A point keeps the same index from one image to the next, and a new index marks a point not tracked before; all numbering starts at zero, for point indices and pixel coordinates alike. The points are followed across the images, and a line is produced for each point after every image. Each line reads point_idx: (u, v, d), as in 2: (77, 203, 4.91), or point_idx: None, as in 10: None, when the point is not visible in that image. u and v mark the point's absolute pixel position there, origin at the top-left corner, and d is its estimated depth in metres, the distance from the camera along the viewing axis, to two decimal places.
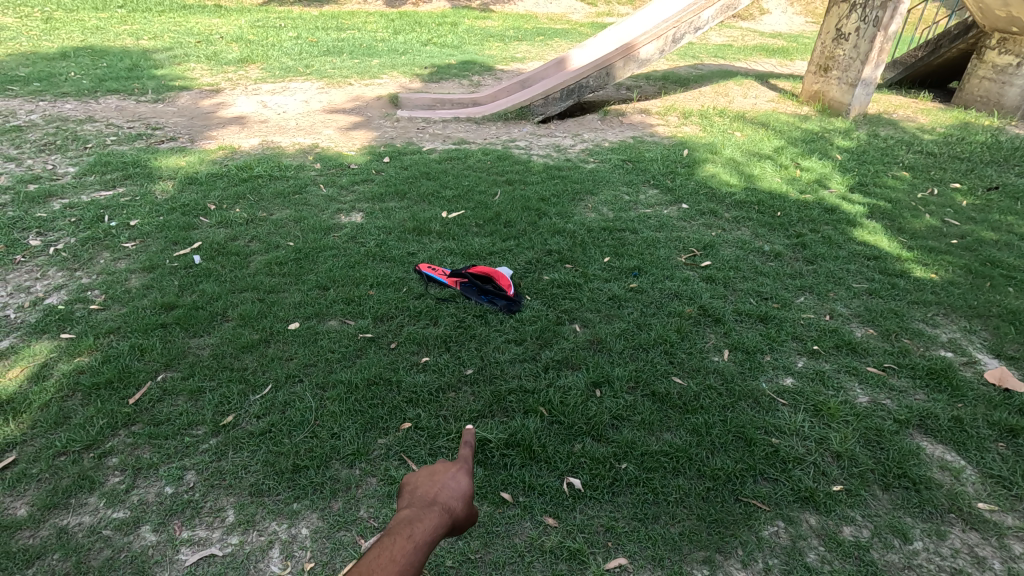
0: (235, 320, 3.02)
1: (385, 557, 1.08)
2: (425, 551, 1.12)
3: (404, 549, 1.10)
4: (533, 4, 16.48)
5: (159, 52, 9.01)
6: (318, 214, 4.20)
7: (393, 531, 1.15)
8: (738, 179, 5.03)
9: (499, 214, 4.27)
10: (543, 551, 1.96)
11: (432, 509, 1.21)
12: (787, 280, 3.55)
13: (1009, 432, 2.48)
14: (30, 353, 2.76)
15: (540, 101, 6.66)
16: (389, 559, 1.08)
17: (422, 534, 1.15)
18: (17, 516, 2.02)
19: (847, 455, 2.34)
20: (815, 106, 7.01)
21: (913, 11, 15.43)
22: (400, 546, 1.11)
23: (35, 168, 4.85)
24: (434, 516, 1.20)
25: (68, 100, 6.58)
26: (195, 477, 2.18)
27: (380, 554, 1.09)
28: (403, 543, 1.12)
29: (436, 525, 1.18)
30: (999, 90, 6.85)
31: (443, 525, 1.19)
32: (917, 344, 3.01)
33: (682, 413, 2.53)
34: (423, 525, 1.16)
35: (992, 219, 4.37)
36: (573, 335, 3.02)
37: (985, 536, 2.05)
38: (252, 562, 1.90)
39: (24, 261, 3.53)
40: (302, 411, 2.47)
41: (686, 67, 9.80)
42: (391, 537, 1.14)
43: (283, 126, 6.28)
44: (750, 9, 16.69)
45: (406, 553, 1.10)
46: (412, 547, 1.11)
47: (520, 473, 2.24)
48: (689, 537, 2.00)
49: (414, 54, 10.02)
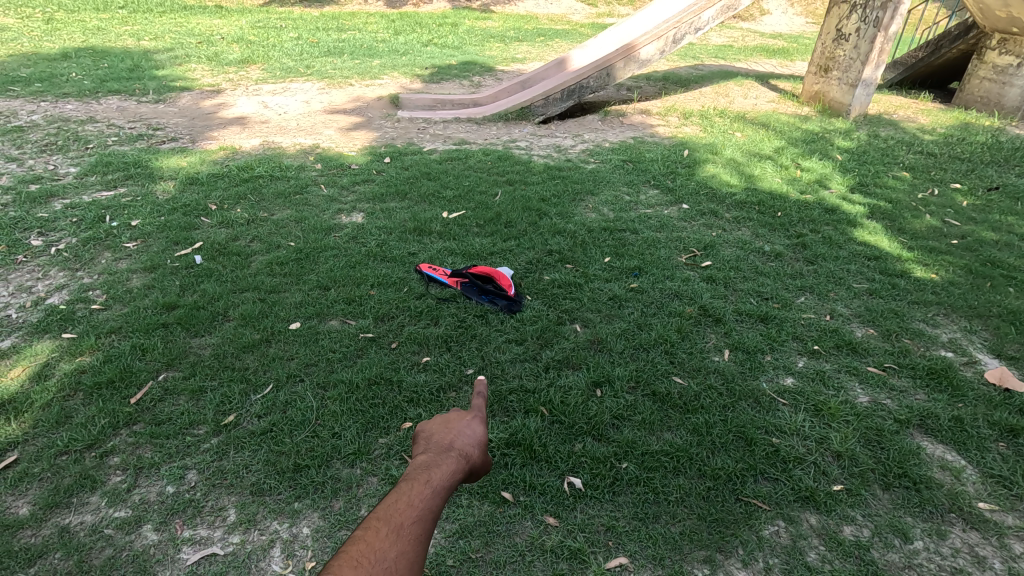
0: (236, 320, 3.02)
1: (404, 501, 1.09)
2: (443, 495, 1.13)
3: (423, 492, 1.11)
4: (533, 5, 16.50)
5: (160, 52, 9.02)
6: (319, 214, 4.21)
7: (411, 475, 1.16)
8: (738, 179, 5.04)
9: (499, 214, 4.27)
10: (544, 551, 1.96)
11: (448, 455, 1.23)
12: (787, 280, 3.55)
13: (1010, 432, 2.48)
14: (31, 353, 2.77)
15: (540, 101, 6.66)
16: (408, 502, 1.09)
17: (440, 478, 1.16)
18: (19, 515, 2.03)
19: (847, 455, 2.34)
20: (815, 107, 7.02)
21: (913, 12, 15.45)
22: (419, 489, 1.12)
23: (36, 168, 4.86)
24: (452, 462, 1.21)
25: (70, 100, 6.59)
26: (196, 476, 2.19)
27: (400, 497, 1.10)
28: (422, 487, 1.12)
29: (454, 470, 1.20)
30: (1000, 91, 6.85)
31: (460, 470, 1.21)
32: (917, 344, 3.01)
33: (682, 413, 2.54)
34: (441, 470, 1.18)
35: (993, 219, 4.37)
36: (573, 335, 3.02)
37: (986, 536, 2.05)
38: (253, 561, 1.90)
39: (26, 261, 3.54)
40: (303, 411, 2.48)
41: (687, 68, 9.80)
42: (409, 481, 1.14)
43: (284, 126, 6.28)
44: (750, 10, 16.69)
45: (426, 496, 1.10)
46: (430, 491, 1.12)
47: (520, 473, 2.24)
48: (689, 536, 2.01)
49: (414, 54, 10.04)
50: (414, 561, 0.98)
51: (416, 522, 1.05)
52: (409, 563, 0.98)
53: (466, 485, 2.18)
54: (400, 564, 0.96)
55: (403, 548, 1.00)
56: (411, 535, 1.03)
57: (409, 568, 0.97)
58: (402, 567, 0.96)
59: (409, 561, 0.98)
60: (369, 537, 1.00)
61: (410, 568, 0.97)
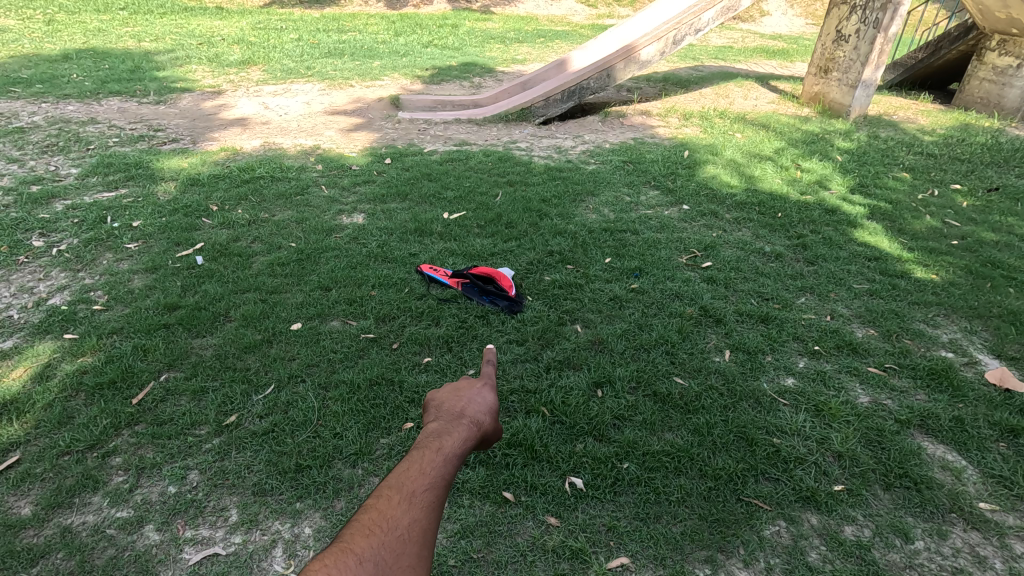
0: (238, 320, 3.03)
1: (415, 470, 1.18)
2: (452, 464, 1.23)
3: (433, 462, 1.21)
4: (534, 6, 16.53)
5: (161, 54, 9.04)
6: (320, 215, 4.21)
7: (422, 446, 1.26)
8: (739, 180, 5.04)
9: (500, 215, 4.28)
10: (546, 550, 1.97)
11: (456, 427, 1.34)
12: (788, 281, 3.56)
13: (1010, 432, 2.48)
14: (33, 353, 2.77)
15: (541, 102, 6.67)
16: (419, 472, 1.18)
17: (449, 449, 1.26)
18: (21, 515, 2.03)
19: (848, 455, 2.34)
20: (815, 108, 7.04)
21: (913, 14, 15.48)
22: (429, 459, 1.22)
23: (38, 169, 4.87)
24: (459, 433, 1.32)
25: (71, 102, 6.60)
26: (198, 476, 2.19)
27: (412, 467, 1.19)
28: (432, 457, 1.23)
29: (462, 439, 1.31)
30: (1000, 92, 6.86)
31: (468, 440, 1.32)
32: (918, 344, 3.02)
33: (683, 413, 2.54)
34: (450, 441, 1.29)
35: (993, 219, 4.37)
36: (574, 335, 3.03)
37: (986, 535, 2.05)
38: (255, 561, 1.91)
39: (28, 262, 3.55)
40: (305, 411, 2.48)
41: (687, 69, 9.82)
42: (420, 452, 1.25)
43: (285, 127, 6.29)
44: (750, 11, 16.70)
45: (435, 466, 1.20)
46: (440, 460, 1.22)
47: (522, 473, 2.25)
48: (691, 536, 2.01)
49: (415, 56, 10.05)
50: (424, 527, 1.07)
51: (426, 491, 1.15)
52: (420, 529, 1.07)
53: (468, 485, 2.18)
54: (412, 530, 1.06)
55: (415, 515, 1.09)
56: (423, 502, 1.13)
57: (421, 533, 1.06)
58: (414, 534, 1.05)
59: (421, 526, 1.07)
60: (382, 505, 1.09)
61: (422, 534, 1.06)
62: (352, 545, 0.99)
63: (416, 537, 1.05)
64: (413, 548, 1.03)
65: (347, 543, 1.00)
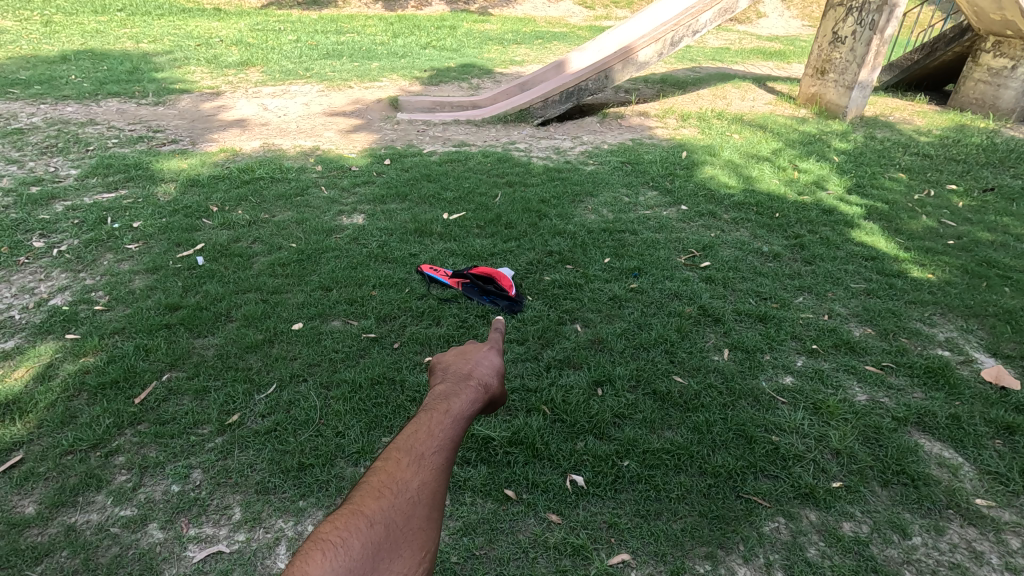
0: (239, 320, 3.04)
1: (423, 432, 1.06)
2: (463, 424, 1.11)
3: (443, 423, 1.08)
4: (532, 8, 16.64)
5: (159, 55, 9.03)
6: (321, 215, 4.23)
7: (431, 407, 1.14)
8: (737, 180, 5.08)
9: (500, 215, 4.29)
10: (548, 547, 1.98)
11: (466, 386, 1.22)
12: (786, 280, 3.58)
13: (1006, 429, 2.51)
14: (35, 353, 2.78)
15: (539, 104, 6.68)
16: (428, 433, 1.06)
17: (459, 408, 1.14)
18: (26, 513, 2.04)
19: (845, 452, 2.37)
20: (812, 109, 7.09)
21: (908, 16, 15.75)
22: (439, 420, 1.09)
23: (37, 170, 4.88)
24: (469, 393, 1.20)
25: (70, 103, 6.61)
26: (201, 475, 2.20)
27: (420, 428, 1.07)
28: (441, 417, 1.10)
29: (472, 400, 1.18)
30: (994, 93, 6.92)
31: (478, 401, 1.19)
32: (914, 342, 3.05)
33: (683, 412, 2.56)
34: (459, 400, 1.16)
35: (988, 220, 4.41)
36: (575, 335, 3.05)
37: (982, 531, 2.08)
38: (259, 559, 1.92)
39: (27, 263, 3.55)
40: (307, 410, 2.50)
41: (685, 70, 9.89)
42: (428, 413, 1.12)
43: (284, 129, 6.29)
44: (747, 14, 16.82)
45: (445, 426, 1.08)
46: (450, 421, 1.09)
47: (523, 471, 2.26)
48: (691, 532, 2.03)
49: (413, 57, 10.08)
50: (437, 490, 0.96)
51: (437, 452, 1.03)
52: (432, 493, 0.96)
53: (470, 483, 2.20)
54: (423, 494, 0.95)
55: (425, 478, 0.97)
56: (433, 464, 1.01)
57: (433, 497, 0.95)
58: (425, 497, 0.94)
59: (432, 490, 0.96)
60: (391, 466, 0.98)
61: (433, 497, 0.95)
62: (360, 508, 0.89)
63: (427, 502, 0.94)
64: (423, 512, 0.92)
65: (354, 506, 0.89)
